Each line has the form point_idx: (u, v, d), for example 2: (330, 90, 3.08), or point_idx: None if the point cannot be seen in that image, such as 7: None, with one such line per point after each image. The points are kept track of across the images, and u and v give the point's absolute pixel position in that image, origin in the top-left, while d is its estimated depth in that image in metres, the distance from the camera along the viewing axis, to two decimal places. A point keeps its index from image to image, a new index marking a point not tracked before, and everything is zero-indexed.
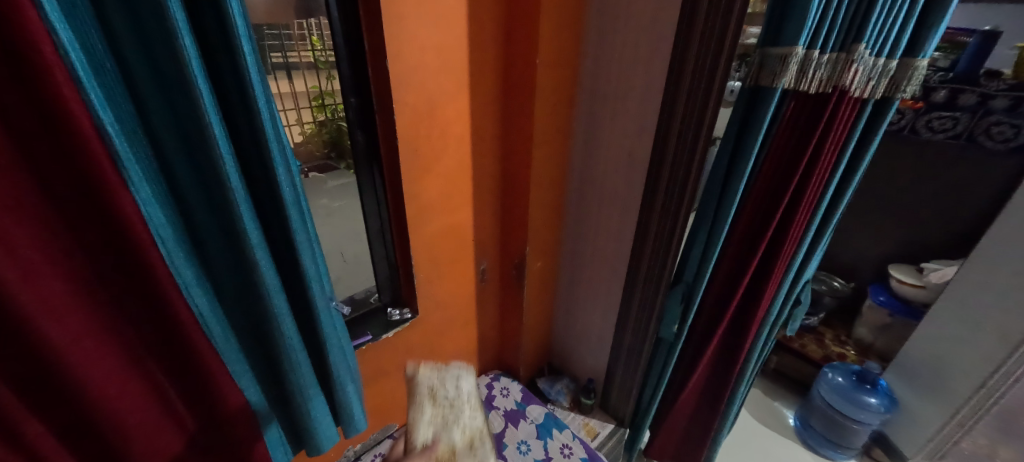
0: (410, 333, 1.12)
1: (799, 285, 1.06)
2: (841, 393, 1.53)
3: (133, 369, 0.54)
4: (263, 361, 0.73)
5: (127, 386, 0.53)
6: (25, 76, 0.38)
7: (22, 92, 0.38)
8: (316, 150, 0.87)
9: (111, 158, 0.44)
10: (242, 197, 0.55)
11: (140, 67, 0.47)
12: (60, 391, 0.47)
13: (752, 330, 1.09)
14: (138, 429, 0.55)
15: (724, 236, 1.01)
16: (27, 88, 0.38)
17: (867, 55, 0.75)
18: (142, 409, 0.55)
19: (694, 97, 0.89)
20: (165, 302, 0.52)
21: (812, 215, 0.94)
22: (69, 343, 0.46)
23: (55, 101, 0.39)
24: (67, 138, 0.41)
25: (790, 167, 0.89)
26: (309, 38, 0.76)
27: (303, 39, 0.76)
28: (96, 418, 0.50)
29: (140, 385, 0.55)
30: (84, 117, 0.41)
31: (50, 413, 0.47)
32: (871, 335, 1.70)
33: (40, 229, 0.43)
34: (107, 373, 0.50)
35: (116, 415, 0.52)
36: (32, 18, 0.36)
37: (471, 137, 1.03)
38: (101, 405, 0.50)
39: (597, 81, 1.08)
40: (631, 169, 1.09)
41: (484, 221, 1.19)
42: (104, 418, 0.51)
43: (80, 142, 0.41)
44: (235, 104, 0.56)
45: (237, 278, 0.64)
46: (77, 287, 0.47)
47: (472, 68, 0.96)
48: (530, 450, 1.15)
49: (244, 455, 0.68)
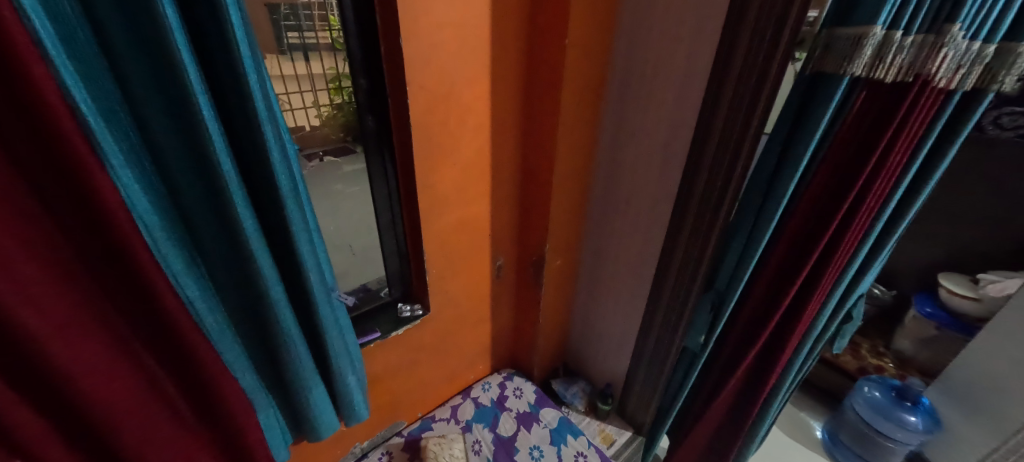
0: (421, 330, 1.08)
1: (851, 300, 0.97)
2: (877, 409, 1.45)
3: (116, 348, 0.56)
4: (262, 348, 0.76)
5: (112, 374, 0.55)
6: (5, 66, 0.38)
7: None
8: (332, 134, 0.80)
9: (95, 153, 0.46)
10: (234, 184, 0.56)
11: (121, 42, 0.46)
12: (47, 378, 0.49)
13: (791, 345, 0.99)
14: (126, 403, 0.57)
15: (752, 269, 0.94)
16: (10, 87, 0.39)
17: (961, 38, 0.63)
18: (129, 386, 0.57)
19: (744, 85, 0.78)
20: (149, 288, 0.54)
21: (872, 223, 0.83)
22: (43, 324, 0.46)
23: (37, 98, 0.40)
24: (49, 139, 0.42)
25: (849, 169, 0.79)
26: (328, 18, 0.70)
27: (322, 19, 0.70)
28: (82, 408, 0.53)
29: (130, 370, 0.58)
30: (66, 116, 0.42)
31: (35, 398, 0.50)
32: (913, 348, 1.58)
33: (25, 218, 0.44)
34: (89, 351, 0.52)
35: (93, 394, 0.53)
36: (8, 18, 0.36)
37: (490, 125, 0.96)
38: (83, 395, 0.52)
39: (630, 67, 0.99)
40: (664, 164, 1.00)
41: (502, 215, 1.12)
42: (98, 405, 0.54)
43: (64, 142, 0.42)
44: (224, 82, 0.54)
45: (229, 260, 0.64)
46: (61, 278, 0.48)
47: (494, 47, 0.87)
48: (544, 456, 1.11)
49: (239, 437, 0.73)
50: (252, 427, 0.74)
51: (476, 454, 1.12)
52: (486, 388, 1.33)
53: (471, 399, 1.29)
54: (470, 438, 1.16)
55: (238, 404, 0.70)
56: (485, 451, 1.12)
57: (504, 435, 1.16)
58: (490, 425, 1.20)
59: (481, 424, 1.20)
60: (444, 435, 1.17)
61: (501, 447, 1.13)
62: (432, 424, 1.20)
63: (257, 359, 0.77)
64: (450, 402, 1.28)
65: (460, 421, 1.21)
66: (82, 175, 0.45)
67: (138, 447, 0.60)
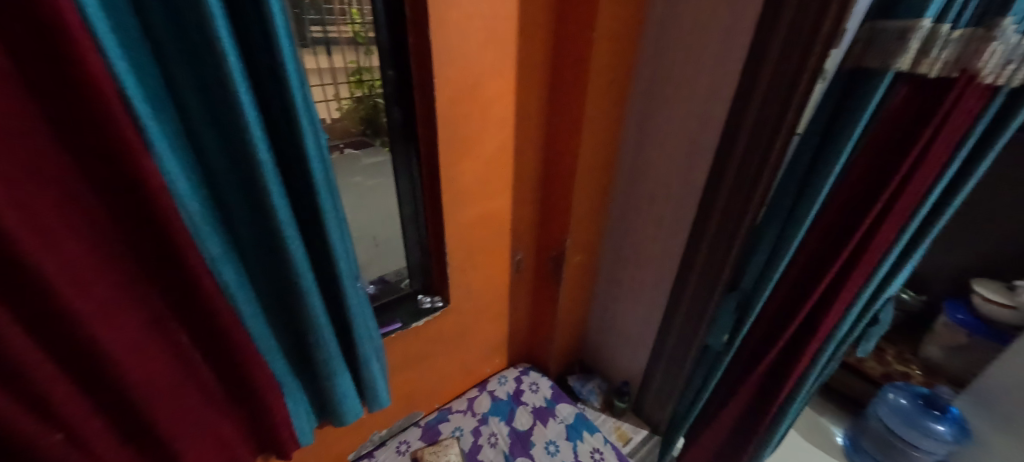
0: (441, 322, 1.09)
1: (878, 302, 0.94)
2: (904, 417, 1.43)
3: (152, 326, 0.59)
4: (290, 333, 0.77)
5: (145, 349, 0.58)
6: (55, 51, 0.40)
7: (47, 66, 0.41)
8: (352, 127, 0.80)
9: (140, 138, 0.48)
10: (270, 172, 0.57)
11: (165, 30, 0.47)
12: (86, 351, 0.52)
13: (812, 348, 0.96)
14: (158, 376, 0.61)
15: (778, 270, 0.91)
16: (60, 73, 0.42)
17: (1013, 31, 0.60)
18: (162, 363, 0.61)
19: (779, 81, 0.76)
20: (188, 270, 0.56)
21: (904, 224, 0.80)
22: (86, 302, 0.50)
23: (86, 82, 0.42)
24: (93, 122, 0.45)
25: (884, 169, 0.76)
26: (349, 11, 0.70)
27: (343, 13, 0.69)
28: (119, 382, 0.56)
29: (163, 346, 0.61)
30: (113, 101, 0.44)
31: (74, 369, 0.54)
32: (942, 356, 1.52)
33: (67, 196, 0.48)
34: (126, 329, 0.56)
35: (129, 368, 0.56)
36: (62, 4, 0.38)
37: (514, 117, 0.95)
38: (121, 368, 0.55)
39: (658, 61, 0.97)
40: (691, 161, 0.98)
41: (523, 209, 1.12)
42: (135, 377, 0.57)
43: (112, 126, 0.44)
44: (263, 71, 0.55)
45: (262, 246, 0.66)
46: (100, 255, 0.52)
47: (521, 39, 0.87)
48: (559, 451, 1.12)
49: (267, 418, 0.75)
50: (280, 411, 0.76)
51: (492, 446, 1.12)
52: (502, 381, 1.34)
53: (488, 392, 1.30)
54: (486, 431, 1.17)
55: (267, 387, 0.72)
56: (501, 444, 1.13)
57: (519, 429, 1.17)
58: (506, 419, 1.21)
59: (497, 417, 1.21)
60: (461, 427, 1.18)
61: (517, 441, 1.14)
62: (448, 415, 1.21)
63: (286, 345, 0.79)
64: (467, 394, 1.30)
65: (476, 414, 1.22)
66: (127, 159, 0.47)
67: (169, 419, 0.64)
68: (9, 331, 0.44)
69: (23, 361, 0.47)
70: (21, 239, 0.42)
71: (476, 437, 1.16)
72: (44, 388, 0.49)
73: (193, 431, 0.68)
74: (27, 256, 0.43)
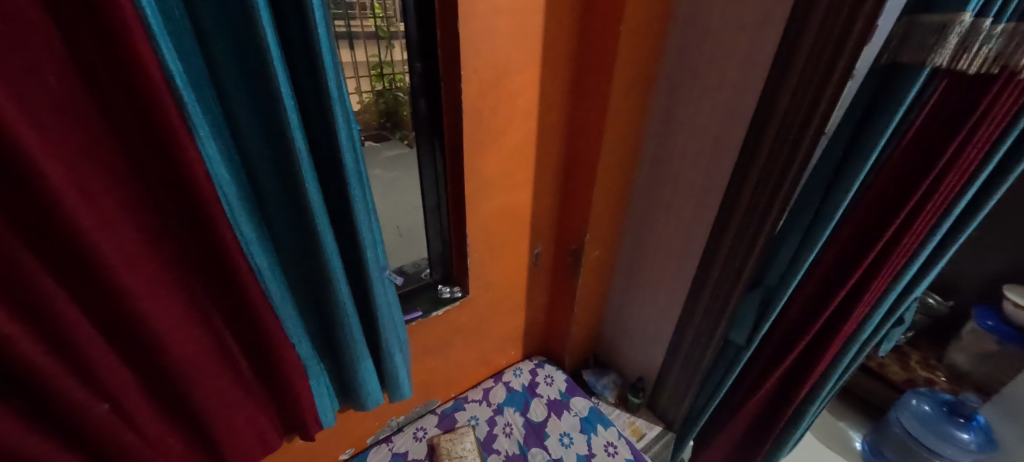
0: (461, 312, 1.11)
1: (905, 304, 0.92)
2: (926, 423, 1.39)
3: (191, 308, 0.62)
4: (316, 318, 0.80)
5: (186, 331, 0.61)
6: (114, 42, 0.42)
7: (100, 56, 0.44)
8: (373, 120, 0.87)
9: (186, 125, 0.50)
10: (304, 160, 0.58)
11: (210, 20, 0.49)
12: (133, 329, 0.56)
13: (833, 348, 0.94)
14: (196, 357, 0.64)
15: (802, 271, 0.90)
16: (120, 65, 0.44)
17: None
18: (198, 344, 0.64)
19: (809, 77, 0.75)
20: (224, 253, 0.58)
21: (937, 222, 0.78)
22: (133, 281, 0.53)
23: (141, 72, 0.44)
24: (146, 112, 0.47)
25: (918, 167, 0.74)
26: (370, 7, 0.75)
27: (364, 9, 0.75)
28: (163, 359, 0.59)
29: (201, 328, 0.64)
30: (163, 90, 0.46)
31: (119, 346, 0.57)
32: (969, 363, 1.48)
33: (118, 181, 0.50)
34: (168, 309, 0.58)
35: (172, 347, 0.60)
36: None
37: (537, 111, 0.96)
38: (166, 346, 0.59)
39: (684, 57, 0.97)
40: (715, 157, 0.97)
41: (542, 202, 1.13)
42: (176, 356, 0.60)
43: (162, 114, 0.47)
44: (301, 60, 0.57)
45: (293, 231, 0.68)
46: (148, 238, 0.55)
47: (546, 32, 0.87)
48: (573, 443, 1.13)
49: (295, 400, 0.78)
50: (304, 393, 0.79)
51: (507, 436, 1.15)
52: (517, 373, 1.36)
53: (503, 383, 1.32)
54: (501, 421, 1.19)
55: (294, 370, 0.74)
56: (516, 434, 1.15)
57: (534, 420, 1.19)
58: (521, 410, 1.23)
59: (512, 408, 1.23)
60: (476, 416, 1.21)
61: (531, 432, 1.16)
62: (464, 404, 1.24)
63: (312, 330, 0.81)
64: (482, 384, 1.32)
65: (491, 404, 1.25)
66: (176, 148, 0.49)
67: (205, 396, 0.67)
68: (62, 302, 0.48)
69: (75, 333, 0.50)
70: (77, 216, 0.45)
71: (491, 426, 1.18)
72: (93, 361, 0.52)
73: (225, 409, 0.71)
74: (81, 233, 0.46)
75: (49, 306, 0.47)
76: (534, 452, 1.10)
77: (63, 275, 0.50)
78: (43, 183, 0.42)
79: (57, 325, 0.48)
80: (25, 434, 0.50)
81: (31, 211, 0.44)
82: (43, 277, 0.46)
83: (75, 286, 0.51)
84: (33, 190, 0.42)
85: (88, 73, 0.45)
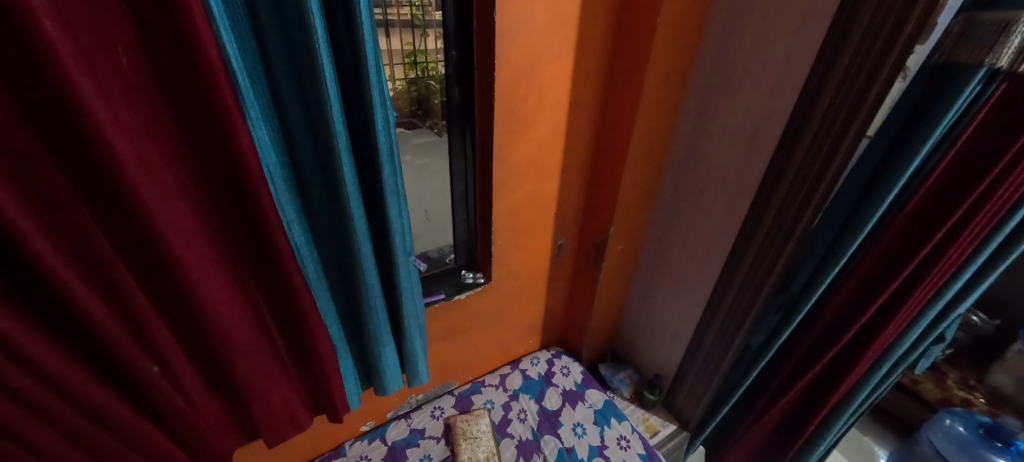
0: (482, 297, 1.13)
1: (947, 320, 0.88)
2: (958, 443, 1.33)
3: (234, 280, 0.66)
4: (343, 299, 0.83)
5: (231, 303, 0.66)
6: (179, 29, 0.46)
7: (166, 41, 0.48)
8: (405, 107, 0.88)
9: (239, 109, 0.53)
10: (343, 145, 0.61)
11: (266, 11, 0.53)
12: (182, 299, 0.60)
13: (865, 362, 0.91)
14: (239, 326, 0.68)
15: (832, 280, 0.87)
16: (184, 50, 0.48)
17: None
18: (241, 316, 0.68)
19: (852, 76, 0.72)
20: (267, 230, 0.62)
21: (988, 234, 0.74)
22: (184, 252, 0.57)
23: (200, 55, 0.47)
24: (205, 94, 0.50)
25: (968, 176, 0.70)
26: None
27: None
28: (207, 326, 0.64)
29: (241, 299, 0.68)
30: (221, 75, 0.50)
31: (168, 313, 0.62)
32: (1013, 385, 1.39)
33: (176, 159, 0.55)
34: (216, 280, 0.63)
35: (217, 317, 0.64)
36: None
37: (567, 103, 0.96)
38: (211, 314, 0.63)
39: (722, 53, 0.95)
40: (747, 157, 0.95)
41: (569, 193, 1.13)
42: (220, 325, 0.65)
43: (218, 97, 0.50)
44: (345, 49, 0.61)
45: (329, 213, 0.71)
46: (200, 213, 0.59)
47: (581, 24, 0.87)
48: (586, 434, 1.14)
49: (322, 374, 0.82)
50: (333, 372, 0.83)
51: (521, 421, 1.18)
52: (534, 362, 1.39)
53: (520, 371, 1.35)
54: (516, 407, 1.22)
55: (324, 347, 0.78)
56: (530, 420, 1.18)
57: (548, 409, 1.21)
58: (536, 397, 1.26)
59: (528, 395, 1.26)
60: (492, 400, 1.24)
61: (545, 419, 1.18)
62: (481, 388, 1.28)
63: (341, 311, 0.85)
64: (499, 370, 1.35)
65: (507, 389, 1.28)
66: (229, 129, 0.53)
67: (243, 365, 0.71)
68: (120, 267, 0.53)
69: (131, 297, 0.54)
70: (139, 189, 0.49)
71: (506, 411, 1.21)
72: (147, 323, 0.57)
73: (261, 377, 0.75)
74: (143, 205, 0.50)
75: (109, 268, 0.52)
76: (546, 439, 1.13)
77: (125, 244, 0.54)
78: (113, 157, 0.46)
79: (115, 286, 0.53)
80: (91, 383, 0.55)
81: (102, 183, 0.49)
82: (105, 246, 0.51)
83: (134, 253, 0.56)
84: (104, 162, 0.47)
85: (153, 56, 0.49)
